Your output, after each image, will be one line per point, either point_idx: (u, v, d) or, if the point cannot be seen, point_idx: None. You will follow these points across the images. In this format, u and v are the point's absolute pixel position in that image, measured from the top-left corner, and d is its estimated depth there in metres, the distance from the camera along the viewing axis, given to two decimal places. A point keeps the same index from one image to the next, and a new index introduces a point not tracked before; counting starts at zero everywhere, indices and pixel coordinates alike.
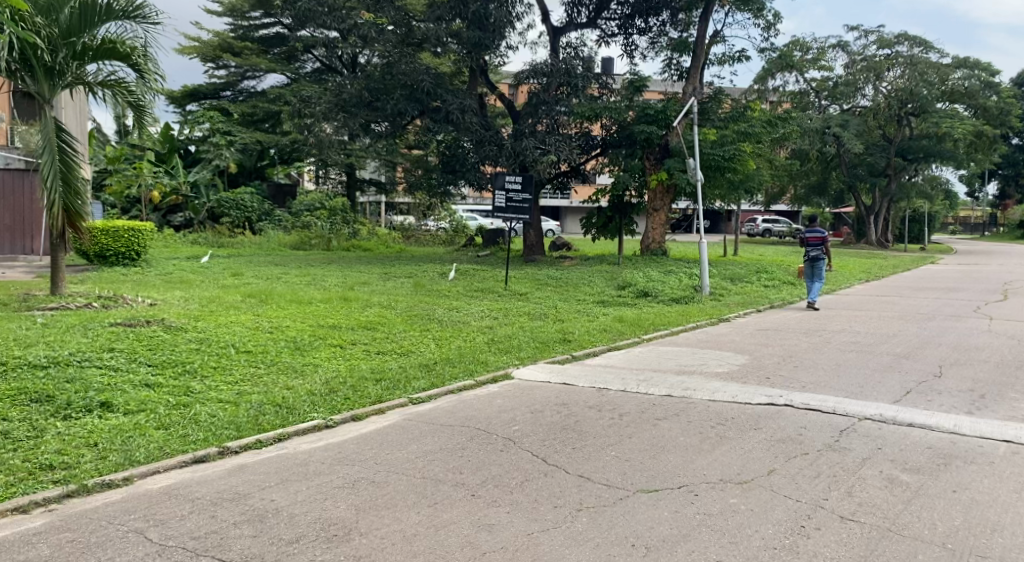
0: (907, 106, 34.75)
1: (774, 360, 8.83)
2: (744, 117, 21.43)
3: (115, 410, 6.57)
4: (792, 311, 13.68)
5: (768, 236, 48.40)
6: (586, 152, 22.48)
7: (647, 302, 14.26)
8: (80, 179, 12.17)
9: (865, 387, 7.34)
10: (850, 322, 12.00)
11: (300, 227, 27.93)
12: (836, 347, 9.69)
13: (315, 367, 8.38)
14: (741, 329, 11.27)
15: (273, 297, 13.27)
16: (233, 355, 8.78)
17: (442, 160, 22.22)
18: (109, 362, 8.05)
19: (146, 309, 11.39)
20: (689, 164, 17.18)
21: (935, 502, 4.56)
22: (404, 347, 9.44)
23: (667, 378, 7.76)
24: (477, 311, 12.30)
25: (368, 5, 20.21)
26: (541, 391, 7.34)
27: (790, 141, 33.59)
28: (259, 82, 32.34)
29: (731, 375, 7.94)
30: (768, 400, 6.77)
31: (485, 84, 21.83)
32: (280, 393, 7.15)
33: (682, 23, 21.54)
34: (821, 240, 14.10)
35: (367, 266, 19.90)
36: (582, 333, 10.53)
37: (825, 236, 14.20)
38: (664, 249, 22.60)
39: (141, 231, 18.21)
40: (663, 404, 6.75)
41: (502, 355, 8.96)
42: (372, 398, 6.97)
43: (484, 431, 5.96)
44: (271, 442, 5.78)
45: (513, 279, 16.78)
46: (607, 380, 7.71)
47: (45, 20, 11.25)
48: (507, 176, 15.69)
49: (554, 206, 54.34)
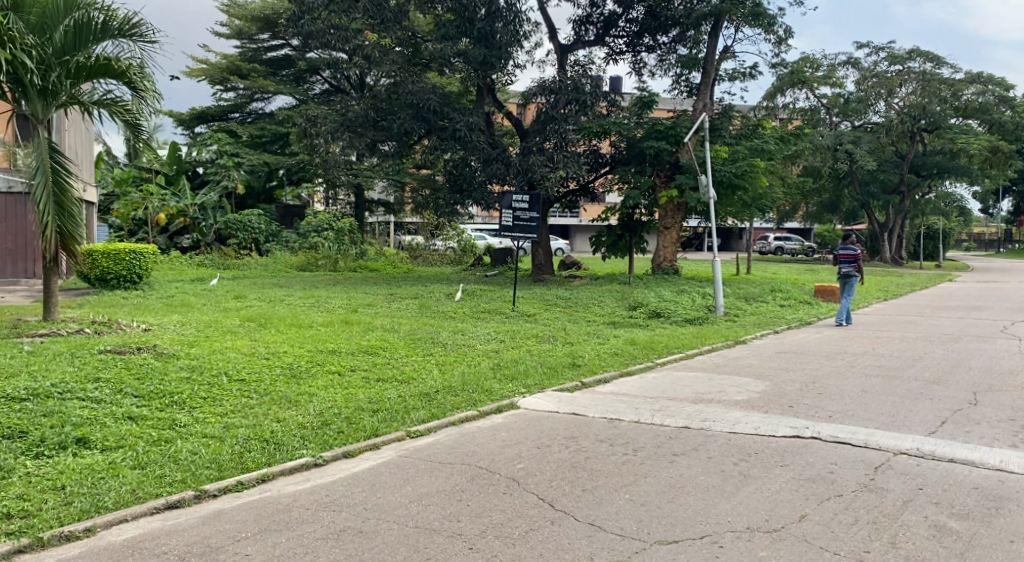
0: (921, 122, 34.41)
1: (797, 387, 8.31)
2: (756, 135, 21.06)
3: (92, 447, 6.15)
4: (811, 332, 13.15)
5: (781, 253, 47.86)
6: (595, 171, 21.96)
7: (659, 323, 13.78)
8: (74, 201, 11.80)
9: (897, 416, 6.82)
10: (874, 344, 11.50)
11: (308, 248, 27.03)
12: (861, 371, 9.20)
13: (310, 396, 7.92)
14: (760, 352, 10.78)
15: (272, 321, 12.84)
16: (225, 384, 8.33)
17: (449, 179, 21.81)
18: (92, 393, 7.63)
19: (139, 335, 10.97)
20: (703, 182, 16.67)
21: (991, 555, 4.06)
22: (406, 373, 8.99)
23: (683, 407, 7.27)
24: (482, 334, 11.85)
25: (374, 25, 19.81)
26: (548, 422, 6.86)
27: (803, 158, 33.13)
28: (267, 104, 32.23)
29: (753, 404, 7.43)
30: (793, 433, 6.27)
31: (492, 102, 21.52)
32: (269, 426, 6.71)
33: (691, 39, 21.10)
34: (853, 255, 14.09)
35: (373, 287, 19.49)
36: (593, 356, 10.06)
37: (857, 253, 14.09)
38: (676, 267, 22.09)
39: (143, 254, 17.87)
40: (679, 437, 6.27)
41: (508, 382, 8.46)
42: (367, 431, 6.51)
43: (485, 470, 5.49)
44: (254, 484, 5.34)
45: (522, 300, 16.31)
46: (620, 409, 7.21)
47: (37, 39, 10.93)
48: (514, 195, 15.25)
49: (563, 225, 54.04)
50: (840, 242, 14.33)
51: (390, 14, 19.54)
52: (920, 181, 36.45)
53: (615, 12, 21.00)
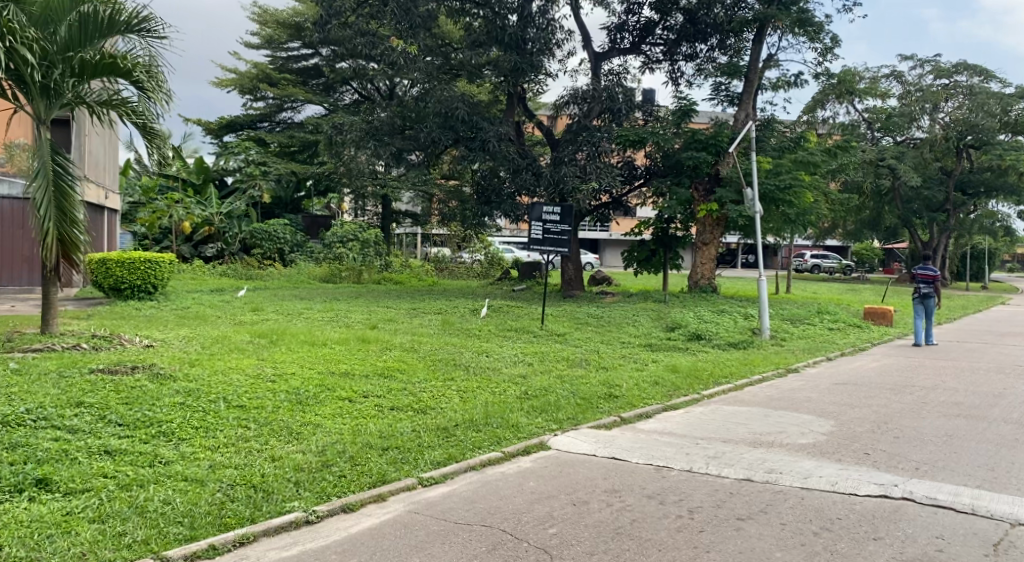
0: (967, 137, 33.07)
1: (868, 429, 7.21)
2: (800, 147, 19.95)
3: (53, 490, 5.27)
4: (868, 360, 11.99)
5: (817, 271, 46.50)
6: (629, 184, 20.95)
7: (699, 347, 12.74)
8: (78, 206, 11.02)
9: (1000, 471, 5.76)
10: (943, 375, 10.36)
11: (331, 259, 26.22)
12: (937, 409, 8.12)
13: (315, 429, 6.99)
14: (817, 383, 9.65)
15: (285, 337, 11.97)
16: (222, 412, 7.44)
17: (476, 190, 20.84)
18: (69, 421, 6.77)
19: (138, 352, 10.15)
20: (749, 195, 15.53)
21: None
22: (423, 402, 8.05)
23: (743, 454, 6.25)
24: (509, 356, 10.89)
25: (401, 30, 18.77)
26: (583, 470, 5.88)
27: (847, 174, 31.88)
28: (296, 114, 31.76)
29: (822, 451, 6.37)
30: (879, 491, 5.25)
31: (523, 111, 20.59)
32: (262, 467, 5.78)
33: (733, 47, 20.13)
34: (932, 278, 13.35)
35: (396, 301, 18.62)
36: (630, 386, 9.02)
37: (937, 274, 13.39)
38: (713, 285, 20.93)
39: (159, 263, 17.12)
40: (742, 494, 5.28)
41: (537, 417, 7.45)
42: (372, 477, 5.59)
43: (511, 537, 4.62)
44: (229, 548, 4.52)
45: (551, 318, 15.35)
46: (669, 455, 6.21)
47: (40, 33, 10.17)
48: (545, 206, 14.35)
49: (594, 239, 53.38)
50: (920, 261, 13.56)
51: (419, 20, 18.62)
52: (966, 200, 34.97)
53: (652, 19, 20.06)
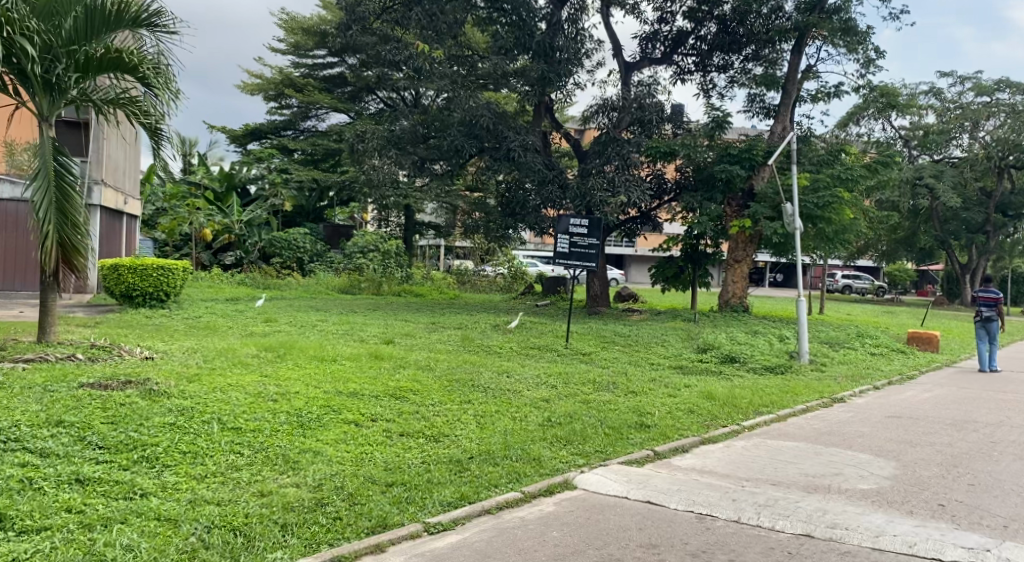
0: (1010, 157, 31.76)
1: (937, 473, 6.36)
2: (838, 161, 19.04)
3: (5, 527, 4.59)
4: (920, 390, 11.02)
5: (848, 292, 45.29)
6: (657, 198, 20.16)
7: (734, 371, 11.88)
8: (80, 209, 10.42)
9: None
10: (1007, 409, 9.44)
11: (351, 269, 25.61)
12: (1010, 450, 7.24)
13: (313, 457, 6.27)
14: (868, 416, 8.79)
15: (294, 351, 11.30)
16: (214, 435, 6.73)
17: (501, 201, 20.13)
18: (43, 444, 6.09)
19: (135, 364, 9.49)
20: (789, 210, 14.60)
21: None
22: (435, 428, 7.30)
23: (799, 502, 5.44)
24: (530, 377, 10.10)
25: (426, 35, 18.17)
26: (615, 516, 5.12)
27: (883, 192, 30.85)
28: (320, 122, 31.41)
29: (889, 501, 5.55)
30: (969, 558, 4.46)
31: (551, 122, 19.82)
32: (247, 504, 5.08)
33: (768, 58, 19.29)
34: (994, 300, 12.53)
35: (416, 314, 17.91)
36: (664, 414, 8.22)
37: (999, 296, 12.60)
38: (746, 305, 20.03)
39: (172, 270, 16.52)
40: (803, 556, 4.51)
41: (561, 449, 6.67)
42: (371, 520, 4.87)
43: None
44: None
45: (576, 335, 14.55)
46: (713, 500, 5.42)
47: (43, 25, 9.55)
48: (572, 218, 13.57)
49: (619, 255, 52.67)
50: (980, 283, 12.80)
51: (444, 25, 18.06)
52: (1007, 222, 33.62)
53: (684, 29, 19.27)
